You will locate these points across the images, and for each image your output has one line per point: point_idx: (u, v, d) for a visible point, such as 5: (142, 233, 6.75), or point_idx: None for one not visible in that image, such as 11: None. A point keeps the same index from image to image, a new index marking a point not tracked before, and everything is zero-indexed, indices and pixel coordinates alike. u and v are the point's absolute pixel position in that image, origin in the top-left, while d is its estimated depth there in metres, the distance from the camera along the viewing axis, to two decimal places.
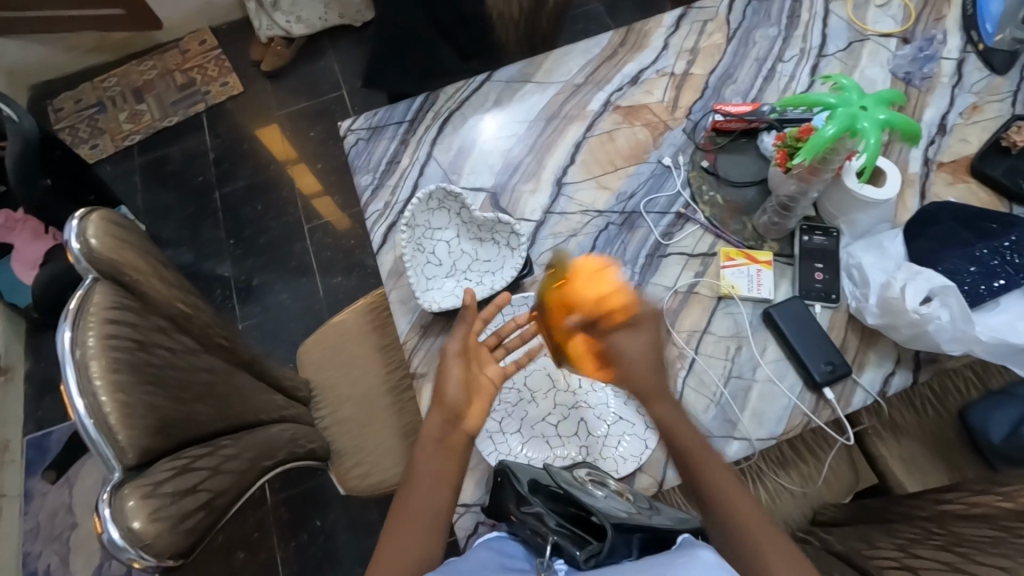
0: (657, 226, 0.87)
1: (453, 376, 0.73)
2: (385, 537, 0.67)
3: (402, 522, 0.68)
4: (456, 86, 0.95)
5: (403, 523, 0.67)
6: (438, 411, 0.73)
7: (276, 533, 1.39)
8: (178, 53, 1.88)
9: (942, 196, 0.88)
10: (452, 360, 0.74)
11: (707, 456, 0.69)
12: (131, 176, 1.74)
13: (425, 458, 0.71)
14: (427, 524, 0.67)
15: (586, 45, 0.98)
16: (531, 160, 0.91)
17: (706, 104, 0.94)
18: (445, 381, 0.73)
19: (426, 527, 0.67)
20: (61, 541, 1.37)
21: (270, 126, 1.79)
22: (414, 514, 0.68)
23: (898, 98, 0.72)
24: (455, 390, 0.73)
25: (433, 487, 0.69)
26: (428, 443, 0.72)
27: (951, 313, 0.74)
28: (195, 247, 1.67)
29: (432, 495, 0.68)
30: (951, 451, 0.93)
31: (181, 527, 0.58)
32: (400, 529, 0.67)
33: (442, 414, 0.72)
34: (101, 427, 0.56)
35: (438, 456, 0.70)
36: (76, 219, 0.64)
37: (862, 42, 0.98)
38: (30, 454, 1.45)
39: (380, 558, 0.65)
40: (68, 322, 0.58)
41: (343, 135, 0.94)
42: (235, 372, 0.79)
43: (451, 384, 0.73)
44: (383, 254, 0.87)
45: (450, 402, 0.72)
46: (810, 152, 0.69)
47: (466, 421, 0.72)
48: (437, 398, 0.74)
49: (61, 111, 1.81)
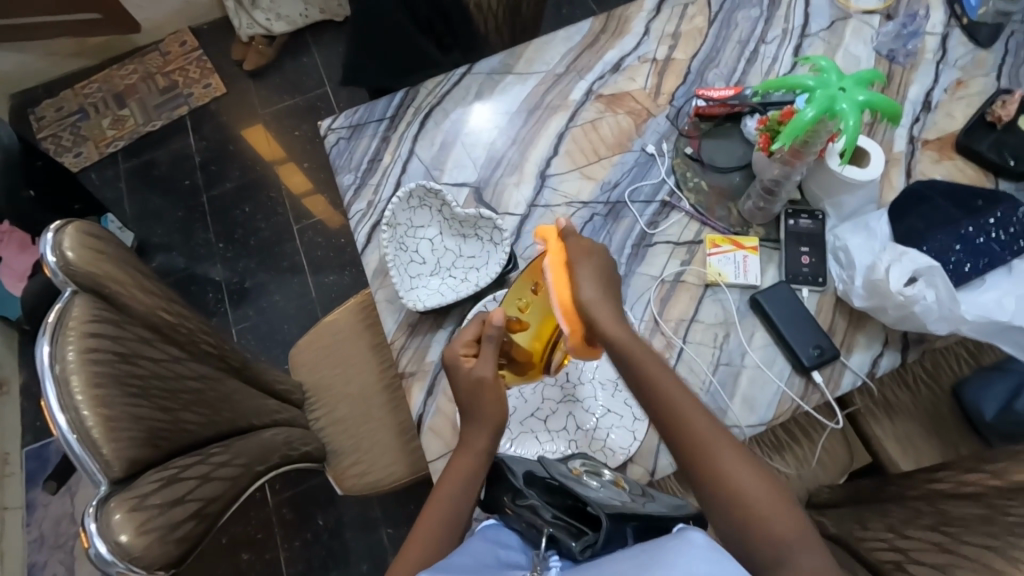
0: (642, 215, 0.86)
1: (495, 397, 0.70)
2: (412, 537, 0.65)
3: (427, 526, 0.65)
4: (436, 80, 0.94)
5: (430, 527, 0.65)
6: (478, 424, 0.71)
7: (280, 534, 1.39)
8: (158, 56, 1.86)
9: (928, 174, 0.87)
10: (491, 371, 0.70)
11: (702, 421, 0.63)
12: (117, 183, 1.73)
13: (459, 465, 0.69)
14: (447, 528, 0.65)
15: (566, 33, 0.97)
16: (514, 153, 0.90)
17: (689, 89, 0.93)
18: (487, 399, 0.70)
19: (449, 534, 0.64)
20: (66, 550, 1.38)
21: (254, 127, 1.77)
22: (440, 516, 0.65)
23: (879, 78, 0.71)
24: (501, 406, 0.71)
25: (464, 497, 0.66)
26: (467, 451, 0.69)
27: (937, 293, 0.74)
28: (185, 252, 1.66)
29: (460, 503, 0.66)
30: (947, 429, 0.94)
31: (172, 538, 0.58)
32: (425, 529, 0.65)
33: (485, 427, 0.70)
34: (84, 441, 0.56)
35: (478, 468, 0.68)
36: (51, 232, 0.63)
37: (845, 20, 0.97)
38: (30, 465, 1.45)
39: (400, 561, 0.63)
40: (46, 337, 0.58)
41: (323, 134, 0.93)
42: (224, 379, 0.78)
43: (495, 399, 0.70)
44: (367, 254, 0.86)
45: (500, 418, 0.70)
46: (790, 136, 0.68)
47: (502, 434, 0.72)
48: (474, 413, 0.71)
49: (43, 119, 1.79)
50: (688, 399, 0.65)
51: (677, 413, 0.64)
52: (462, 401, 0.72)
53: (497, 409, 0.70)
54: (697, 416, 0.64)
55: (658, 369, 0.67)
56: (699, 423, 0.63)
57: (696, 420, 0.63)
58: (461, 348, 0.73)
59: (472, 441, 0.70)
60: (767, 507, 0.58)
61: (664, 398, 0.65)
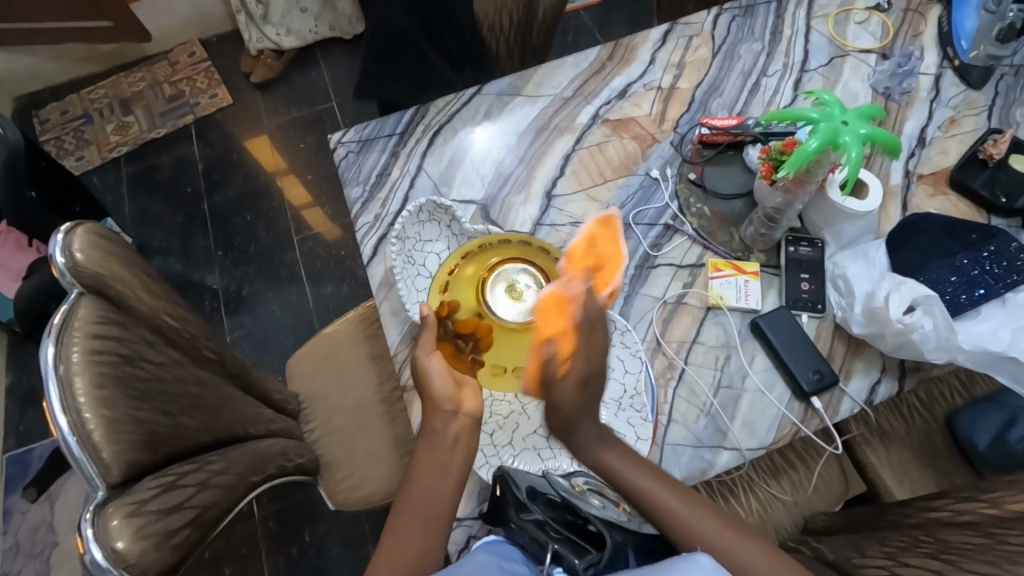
0: (646, 237, 0.88)
1: (439, 370, 0.69)
2: (388, 537, 0.61)
3: (410, 518, 0.62)
4: (446, 99, 0.96)
5: (411, 518, 0.62)
6: (433, 408, 0.68)
7: (265, 549, 1.36)
8: (166, 64, 1.88)
9: (923, 208, 0.90)
10: (430, 354, 0.70)
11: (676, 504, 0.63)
12: (118, 188, 1.73)
13: (422, 458, 0.67)
14: (428, 523, 0.62)
15: (575, 58, 0.99)
16: (520, 172, 0.92)
17: (694, 116, 0.96)
18: (432, 372, 0.69)
19: (433, 523, 0.62)
20: (41, 561, 1.34)
21: (260, 138, 1.79)
22: (417, 511, 0.63)
23: (880, 113, 0.74)
24: (446, 380, 0.69)
25: (442, 487, 0.65)
26: (427, 439, 0.68)
27: (934, 322, 0.75)
28: (182, 259, 1.65)
29: (435, 490, 0.64)
30: (940, 458, 0.95)
31: (167, 546, 0.57)
32: (403, 524, 0.62)
33: (442, 410, 0.68)
34: (84, 444, 0.55)
35: (443, 452, 0.66)
36: (62, 233, 0.63)
37: (843, 57, 1.00)
38: (9, 471, 1.41)
39: (379, 565, 0.59)
40: (52, 337, 0.57)
41: (333, 147, 0.94)
42: (223, 386, 0.78)
43: (440, 377, 0.68)
44: (373, 266, 0.87)
45: (439, 398, 0.68)
46: (794, 166, 0.71)
47: (463, 410, 0.68)
48: (426, 394, 0.69)
49: (48, 121, 1.80)
50: (662, 482, 0.65)
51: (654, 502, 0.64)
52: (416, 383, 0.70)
53: (442, 382, 0.68)
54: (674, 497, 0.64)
55: (625, 461, 0.67)
56: (677, 509, 0.63)
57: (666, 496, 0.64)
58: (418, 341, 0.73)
59: (426, 427, 0.68)
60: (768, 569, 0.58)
61: (643, 493, 0.65)
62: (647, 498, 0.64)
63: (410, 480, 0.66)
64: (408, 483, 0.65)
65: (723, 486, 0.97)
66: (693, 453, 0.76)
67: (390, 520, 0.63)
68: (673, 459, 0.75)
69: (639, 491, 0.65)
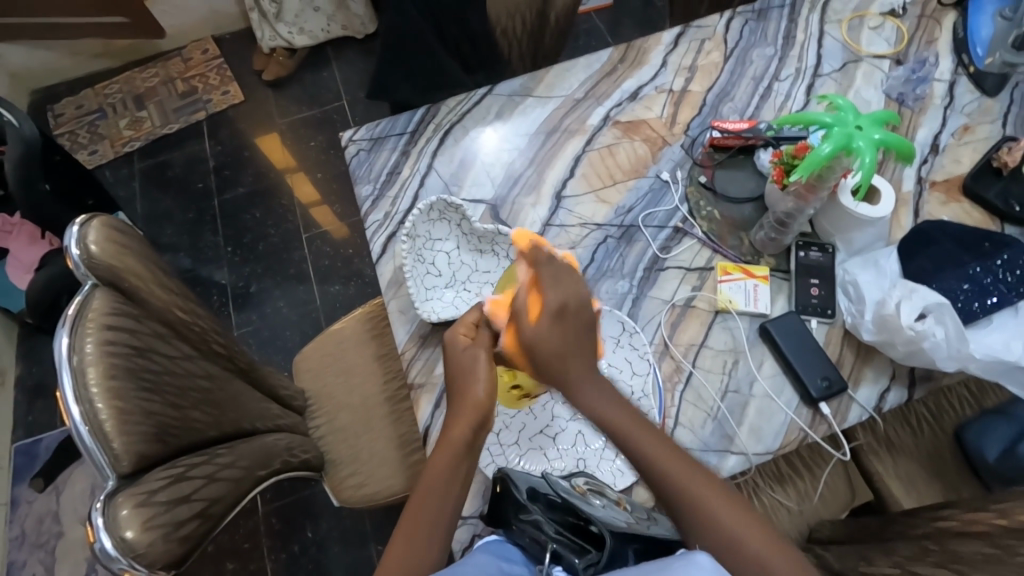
0: (655, 240, 0.88)
1: (487, 375, 0.67)
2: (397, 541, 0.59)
3: (415, 523, 0.60)
4: (458, 99, 0.96)
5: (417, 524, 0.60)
6: (465, 412, 0.66)
7: (267, 545, 1.37)
8: (180, 61, 1.90)
9: (936, 215, 0.89)
10: (480, 354, 0.68)
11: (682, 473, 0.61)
12: (130, 183, 1.74)
13: (438, 466, 0.64)
14: (433, 529, 0.60)
15: (586, 60, 0.99)
16: (530, 173, 0.92)
17: (705, 120, 0.96)
18: (477, 378, 0.67)
19: (438, 530, 0.60)
20: (47, 550, 1.35)
21: (270, 135, 1.80)
22: (431, 519, 0.61)
23: (893, 118, 0.73)
24: (490, 390, 0.67)
25: (450, 494, 0.62)
26: (448, 446, 0.65)
27: (945, 330, 0.75)
28: (192, 254, 1.67)
29: (450, 502, 0.62)
30: (948, 472, 0.94)
31: (174, 537, 0.58)
32: (416, 530, 0.60)
33: (473, 416, 0.66)
34: (96, 434, 0.56)
35: (460, 460, 0.64)
36: (77, 225, 0.64)
37: (856, 62, 1.00)
38: (17, 461, 1.43)
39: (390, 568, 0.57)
40: (66, 328, 0.58)
41: (344, 145, 0.95)
42: (230, 381, 0.78)
43: (485, 383, 0.67)
44: (382, 264, 0.87)
45: (485, 404, 0.66)
46: (806, 170, 0.70)
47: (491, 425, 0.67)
48: (465, 398, 0.67)
49: (62, 115, 1.82)
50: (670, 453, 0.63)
51: (656, 470, 0.62)
52: (453, 381, 0.69)
53: (487, 390, 0.67)
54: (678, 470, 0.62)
55: (635, 428, 0.64)
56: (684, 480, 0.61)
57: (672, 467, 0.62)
58: (461, 328, 0.71)
59: (450, 435, 0.66)
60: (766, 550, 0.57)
61: (650, 461, 0.62)
62: (659, 474, 0.61)
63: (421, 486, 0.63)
64: (420, 491, 0.63)
65: None
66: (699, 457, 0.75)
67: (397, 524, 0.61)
68: None
69: (644, 457, 0.63)
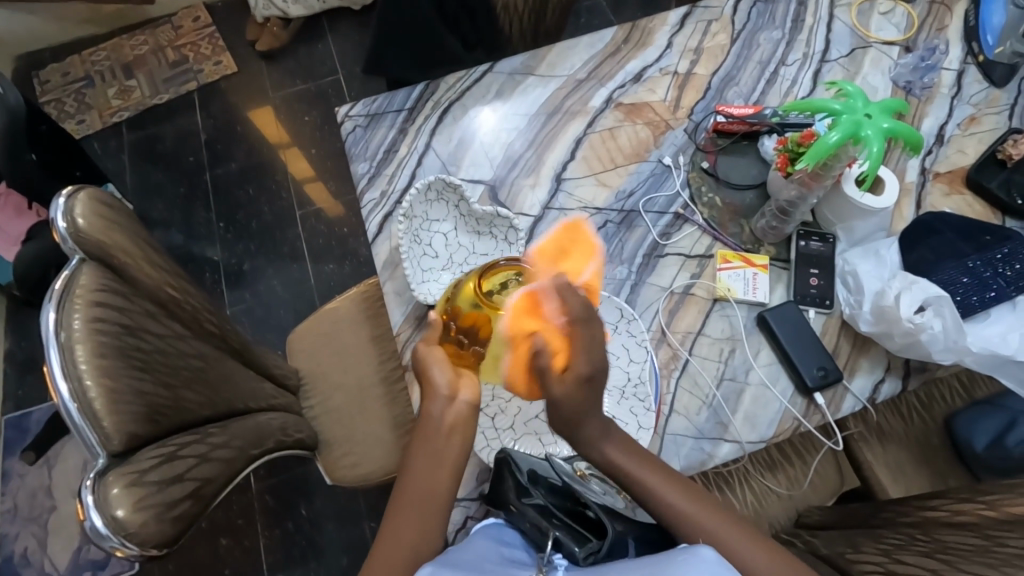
0: (655, 226, 0.87)
1: (439, 360, 0.64)
2: (385, 524, 0.60)
3: (409, 506, 0.60)
4: (457, 76, 0.94)
5: (412, 506, 0.60)
6: (432, 396, 0.63)
7: (261, 521, 1.38)
8: (170, 29, 1.84)
9: (938, 207, 0.89)
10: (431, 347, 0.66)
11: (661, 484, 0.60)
12: (119, 155, 1.70)
13: (419, 448, 0.62)
14: (425, 513, 0.60)
15: (590, 39, 0.97)
16: (530, 155, 0.90)
17: (709, 104, 0.94)
18: (432, 363, 0.64)
19: (431, 512, 0.60)
20: (40, 524, 1.35)
21: (264, 109, 1.76)
22: (415, 500, 0.60)
23: (903, 107, 0.72)
24: (448, 371, 0.64)
25: (438, 475, 0.61)
26: (424, 428, 0.63)
27: (943, 323, 0.75)
28: (184, 229, 1.64)
29: (432, 482, 0.61)
30: (936, 460, 0.95)
31: (167, 517, 0.57)
32: (400, 513, 0.60)
33: (439, 398, 0.63)
34: (85, 412, 0.55)
35: (441, 441, 0.62)
36: (63, 198, 0.62)
37: (865, 49, 0.98)
38: (8, 434, 1.42)
39: (378, 548, 0.58)
40: (52, 303, 0.56)
41: (340, 121, 0.93)
42: (223, 359, 0.77)
43: (439, 366, 0.63)
44: (378, 244, 0.86)
45: (445, 384, 0.63)
46: (813, 159, 0.69)
47: (462, 398, 0.64)
48: (426, 385, 0.64)
49: (48, 83, 1.76)
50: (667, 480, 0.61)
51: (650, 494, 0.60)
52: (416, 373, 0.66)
53: (442, 372, 0.63)
54: (676, 495, 0.60)
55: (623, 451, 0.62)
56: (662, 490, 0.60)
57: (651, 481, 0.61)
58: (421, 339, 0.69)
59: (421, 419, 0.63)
60: (768, 568, 0.56)
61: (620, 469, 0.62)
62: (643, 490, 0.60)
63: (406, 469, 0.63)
64: (404, 473, 0.62)
65: (719, 478, 0.98)
66: (693, 444, 0.76)
67: (388, 510, 0.61)
68: (673, 450, 0.75)
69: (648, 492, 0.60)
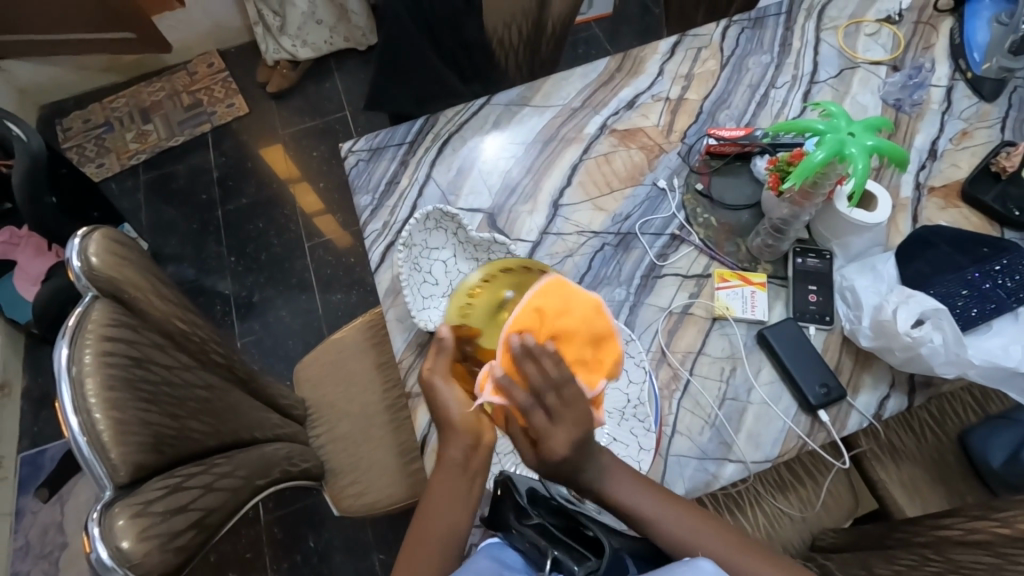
0: (652, 247, 0.88)
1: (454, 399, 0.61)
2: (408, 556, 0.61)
3: (422, 542, 0.61)
4: (456, 109, 0.97)
5: (426, 544, 0.61)
6: (455, 437, 0.62)
7: (269, 554, 1.37)
8: (185, 74, 1.93)
9: (934, 220, 0.89)
10: (447, 381, 0.62)
11: (639, 500, 0.63)
12: (135, 195, 1.76)
13: (438, 488, 0.62)
14: (441, 551, 0.60)
15: (583, 70, 1.00)
16: (527, 182, 0.92)
17: (701, 128, 0.96)
18: (450, 407, 0.61)
19: (447, 548, 0.61)
20: (50, 561, 1.35)
21: (274, 146, 1.82)
22: (433, 536, 0.61)
23: (886, 125, 0.73)
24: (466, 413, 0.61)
25: (457, 514, 0.62)
26: (445, 470, 0.62)
27: (944, 336, 0.74)
28: (196, 265, 1.68)
29: (452, 520, 0.61)
30: (951, 478, 0.92)
31: (171, 547, 0.58)
32: (423, 546, 0.61)
33: (463, 440, 0.61)
34: (94, 444, 0.56)
35: (462, 483, 0.62)
36: (79, 237, 0.65)
37: (853, 69, 1.00)
38: (23, 471, 1.44)
39: None
40: (65, 339, 0.59)
41: (343, 155, 0.96)
42: (229, 391, 0.79)
43: (457, 407, 0.61)
44: (380, 273, 0.88)
45: (469, 427, 0.61)
46: (800, 177, 0.70)
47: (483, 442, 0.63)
48: (445, 423, 0.62)
49: (70, 129, 1.85)
50: (649, 491, 0.64)
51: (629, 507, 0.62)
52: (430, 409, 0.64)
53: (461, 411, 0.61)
54: (647, 502, 0.63)
55: (616, 474, 0.64)
56: (641, 503, 0.63)
57: (632, 496, 0.63)
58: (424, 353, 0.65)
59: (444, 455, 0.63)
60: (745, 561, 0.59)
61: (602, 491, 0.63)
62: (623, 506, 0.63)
63: (424, 504, 0.63)
64: (421, 508, 0.63)
65: (729, 499, 0.97)
66: (696, 465, 0.75)
67: (401, 549, 0.62)
68: (676, 471, 0.75)
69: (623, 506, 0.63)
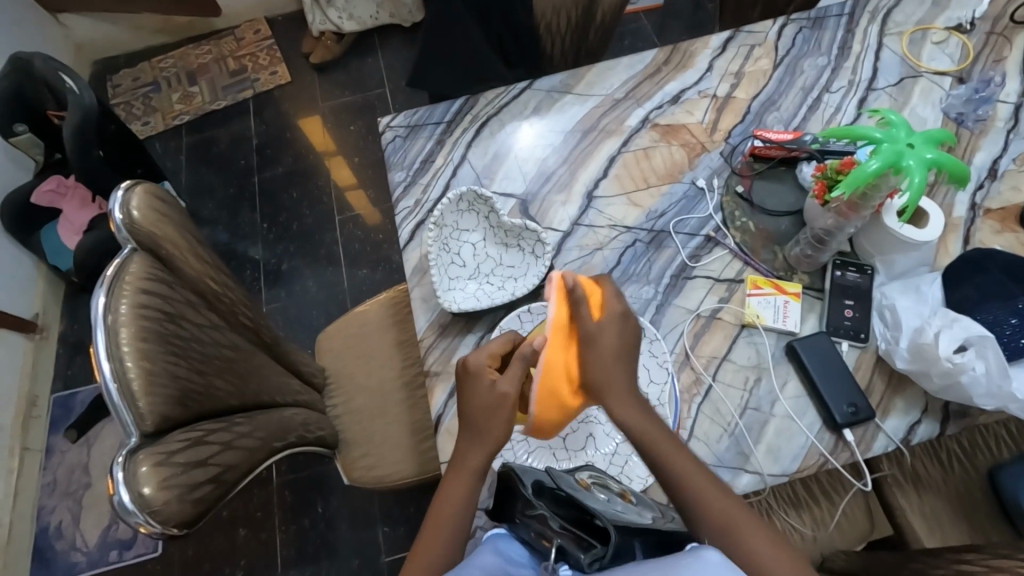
0: (685, 247, 0.86)
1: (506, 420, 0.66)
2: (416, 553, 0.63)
3: (432, 540, 0.63)
4: (496, 92, 0.96)
5: (434, 546, 0.62)
6: (480, 444, 0.66)
7: (279, 516, 1.40)
8: (233, 40, 1.95)
9: (988, 244, 0.85)
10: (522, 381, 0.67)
11: (679, 458, 0.64)
12: (177, 156, 1.80)
13: (453, 490, 0.65)
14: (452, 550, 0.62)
15: (630, 61, 0.98)
16: (563, 171, 0.91)
17: (747, 128, 0.93)
18: (499, 417, 0.65)
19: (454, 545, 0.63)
20: (75, 499, 1.41)
21: (313, 118, 1.84)
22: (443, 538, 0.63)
23: (949, 138, 0.70)
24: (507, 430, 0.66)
25: (466, 515, 0.64)
26: (461, 475, 0.65)
27: (986, 365, 0.70)
28: (229, 228, 1.72)
29: (462, 520, 0.64)
30: (977, 511, 0.89)
31: (189, 498, 0.59)
32: (434, 540, 0.63)
33: (486, 448, 0.66)
34: (123, 392, 0.58)
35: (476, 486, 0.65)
36: (122, 190, 0.66)
37: (915, 78, 0.95)
38: (55, 411, 1.50)
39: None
40: (103, 288, 0.60)
41: (381, 131, 0.96)
42: (254, 353, 0.80)
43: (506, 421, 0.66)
44: (409, 250, 0.88)
45: (503, 439, 0.66)
46: (851, 186, 0.67)
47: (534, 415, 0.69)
48: (475, 432, 0.66)
49: (119, 86, 1.90)
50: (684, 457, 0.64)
51: (666, 463, 0.63)
52: (469, 414, 0.66)
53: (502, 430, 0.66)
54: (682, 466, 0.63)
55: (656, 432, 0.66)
56: (679, 463, 0.63)
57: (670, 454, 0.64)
58: (488, 359, 0.68)
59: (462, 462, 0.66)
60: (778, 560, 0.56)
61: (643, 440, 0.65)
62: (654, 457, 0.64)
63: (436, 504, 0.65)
64: (434, 507, 0.65)
65: None
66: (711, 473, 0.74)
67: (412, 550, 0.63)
68: None
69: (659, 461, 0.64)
